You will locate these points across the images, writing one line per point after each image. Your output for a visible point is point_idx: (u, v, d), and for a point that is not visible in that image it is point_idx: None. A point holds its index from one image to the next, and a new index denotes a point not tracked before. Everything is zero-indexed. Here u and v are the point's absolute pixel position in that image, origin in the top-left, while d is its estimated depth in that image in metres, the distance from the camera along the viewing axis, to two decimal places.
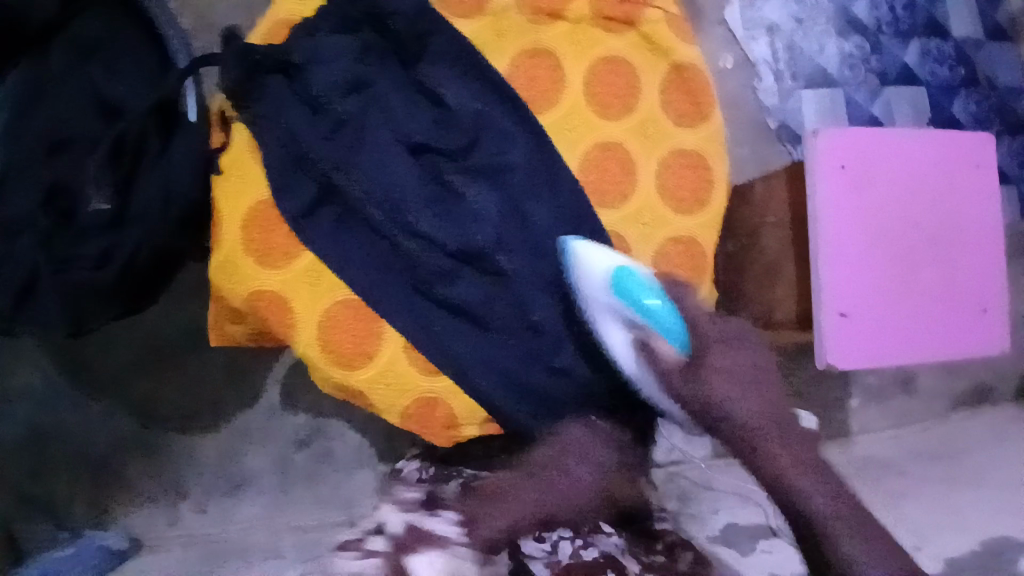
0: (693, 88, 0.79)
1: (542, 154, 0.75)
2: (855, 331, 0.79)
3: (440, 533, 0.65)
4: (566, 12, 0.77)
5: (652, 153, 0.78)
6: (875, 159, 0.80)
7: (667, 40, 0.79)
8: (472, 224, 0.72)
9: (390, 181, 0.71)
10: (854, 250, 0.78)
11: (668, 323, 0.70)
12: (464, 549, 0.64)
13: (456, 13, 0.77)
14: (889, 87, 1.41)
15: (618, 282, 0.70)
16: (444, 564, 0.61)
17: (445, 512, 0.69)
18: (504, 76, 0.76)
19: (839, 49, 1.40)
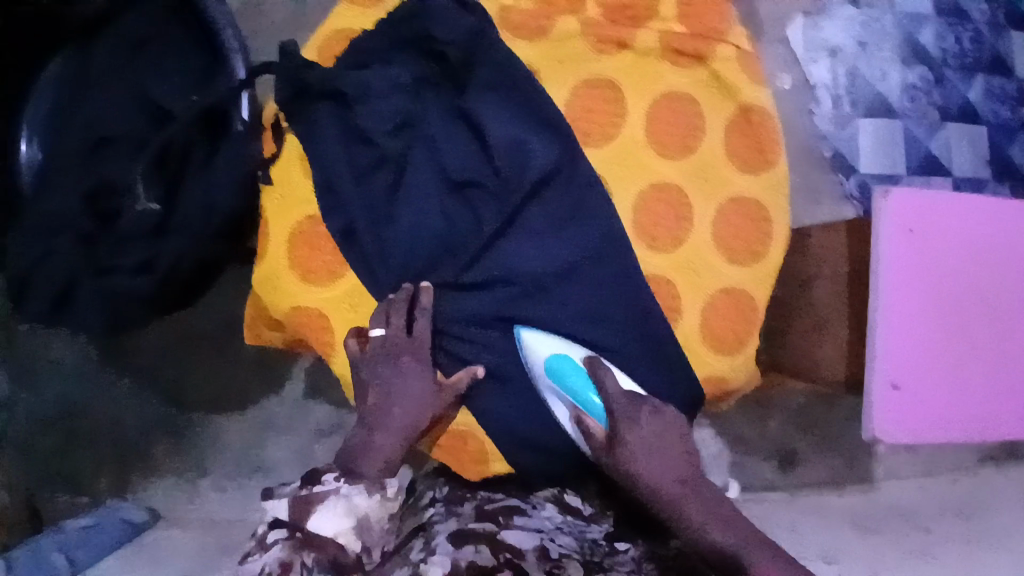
0: (758, 134, 0.74)
1: (588, 188, 0.73)
2: (905, 405, 0.75)
3: (320, 494, 0.60)
4: (633, 43, 0.73)
5: (708, 199, 0.74)
6: (944, 225, 0.76)
7: (736, 80, 0.74)
8: (508, 261, 0.71)
9: (425, 216, 0.71)
10: (914, 321, 0.75)
11: (595, 403, 0.69)
12: (358, 495, 0.60)
13: (516, 37, 0.73)
14: (950, 122, 1.33)
15: (552, 363, 0.69)
16: (346, 523, 0.58)
17: (319, 473, 0.62)
18: (559, 106, 0.73)
19: (901, 80, 1.32)
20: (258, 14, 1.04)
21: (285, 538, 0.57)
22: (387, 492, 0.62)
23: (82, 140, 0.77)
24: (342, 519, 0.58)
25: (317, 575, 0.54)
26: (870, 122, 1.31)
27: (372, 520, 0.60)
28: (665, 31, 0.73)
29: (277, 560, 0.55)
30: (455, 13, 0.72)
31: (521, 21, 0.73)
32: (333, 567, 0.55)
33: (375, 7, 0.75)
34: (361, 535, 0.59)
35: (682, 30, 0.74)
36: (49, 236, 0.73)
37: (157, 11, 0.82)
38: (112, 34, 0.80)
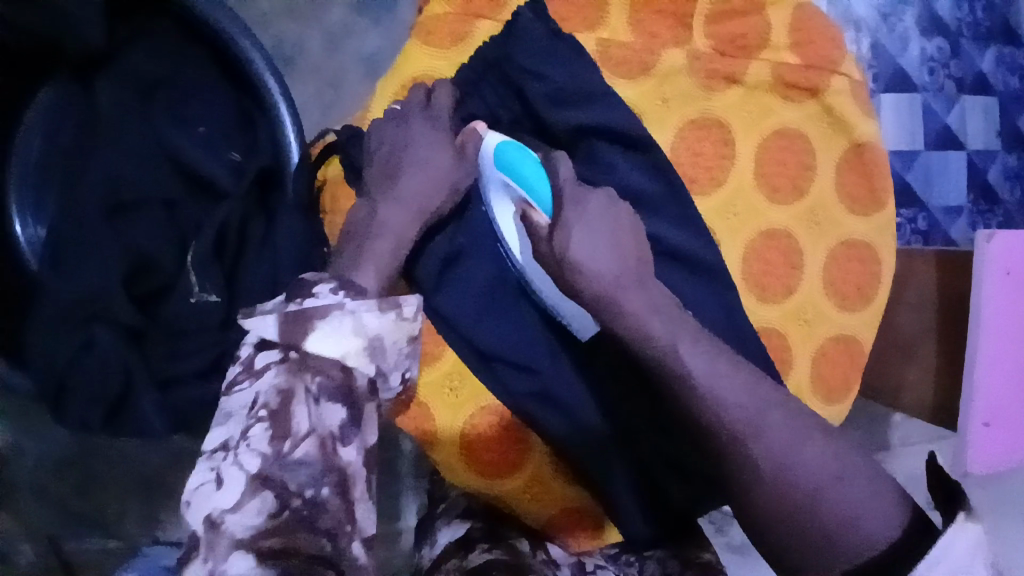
0: (870, 171, 0.70)
1: (694, 239, 0.65)
2: (999, 441, 0.77)
3: (315, 310, 0.46)
4: (744, 76, 0.66)
5: (820, 243, 0.70)
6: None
7: (850, 115, 0.68)
8: None
9: (385, 258, 0.53)
10: (1011, 361, 0.77)
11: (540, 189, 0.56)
12: (368, 312, 0.46)
13: (617, 74, 0.64)
14: (966, 94, 1.05)
15: (497, 153, 0.58)
16: (353, 345, 0.46)
17: (312, 283, 0.48)
18: (667, 152, 0.65)
19: (919, 52, 1.04)
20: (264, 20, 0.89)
21: (279, 360, 0.46)
22: (403, 311, 0.47)
23: (94, 201, 0.66)
24: (348, 340, 0.46)
25: (325, 401, 0.45)
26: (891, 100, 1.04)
27: (385, 341, 0.47)
28: (778, 61, 0.66)
29: (275, 387, 0.45)
30: (548, 45, 0.62)
31: (624, 55, 0.64)
32: (342, 392, 0.46)
33: (457, 45, 0.64)
34: (373, 357, 0.47)
35: (795, 58, 0.67)
36: (91, 327, 0.65)
37: (162, 34, 0.70)
38: (131, 69, 0.69)
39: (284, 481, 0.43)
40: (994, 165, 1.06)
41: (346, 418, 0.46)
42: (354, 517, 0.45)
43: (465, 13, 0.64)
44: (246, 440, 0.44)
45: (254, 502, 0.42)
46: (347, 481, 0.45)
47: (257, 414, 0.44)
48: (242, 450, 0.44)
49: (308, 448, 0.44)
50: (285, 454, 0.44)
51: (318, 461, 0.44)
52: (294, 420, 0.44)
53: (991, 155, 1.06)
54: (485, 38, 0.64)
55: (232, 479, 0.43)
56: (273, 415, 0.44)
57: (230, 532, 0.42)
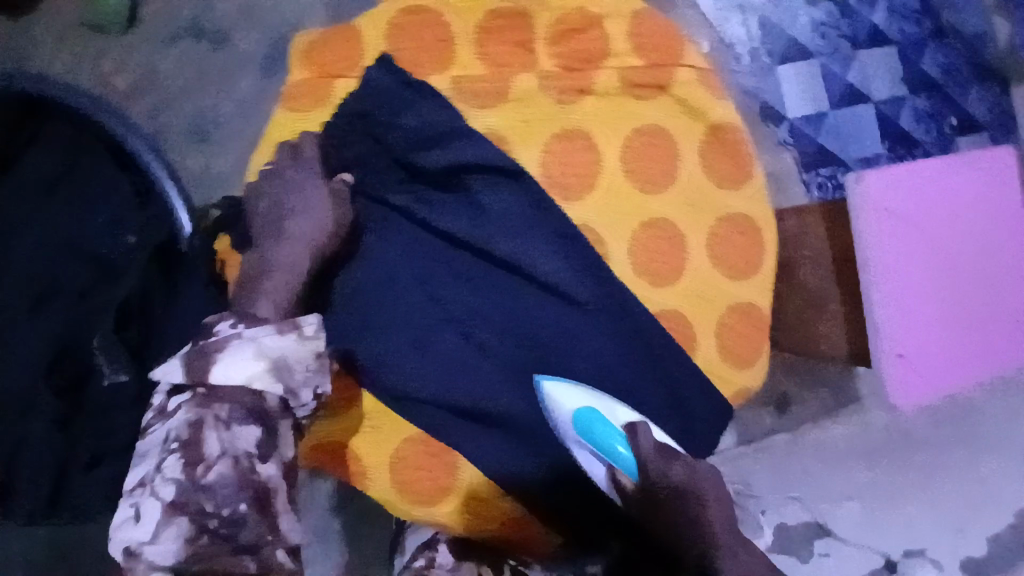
0: (731, 148, 0.75)
1: (572, 243, 0.69)
2: (907, 370, 0.86)
3: (218, 343, 0.51)
4: (593, 86, 0.71)
5: (701, 223, 0.74)
6: (926, 196, 0.86)
7: (700, 102, 0.74)
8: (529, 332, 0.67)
9: (278, 292, 0.57)
10: (910, 291, 0.85)
11: (622, 454, 0.64)
12: (268, 336, 0.51)
13: (477, 106, 0.69)
14: (862, 50, 1.08)
15: (581, 423, 0.65)
16: (257, 369, 0.51)
17: (213, 323, 0.53)
18: (535, 167, 0.69)
19: (808, 19, 1.08)
20: (175, 107, 0.98)
21: (189, 399, 0.51)
22: (303, 330, 0.53)
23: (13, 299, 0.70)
24: (250, 364, 0.50)
25: (237, 425, 0.50)
26: (789, 69, 1.08)
27: (289, 360, 0.52)
28: (622, 67, 0.72)
29: (185, 421, 0.50)
30: (403, 94, 0.67)
31: (478, 88, 0.69)
32: (253, 414, 0.51)
33: (320, 105, 0.68)
34: (279, 377, 0.52)
35: (638, 61, 0.72)
36: (22, 421, 0.69)
37: (52, 129, 0.73)
38: (28, 172, 0.72)
39: (201, 504, 0.48)
40: (903, 114, 1.08)
41: (262, 436, 0.51)
42: (277, 526, 0.50)
43: (323, 75, 0.69)
44: (160, 472, 0.49)
45: (168, 530, 0.47)
46: (267, 495, 0.51)
47: (168, 447, 0.49)
48: (157, 483, 0.48)
49: (220, 470, 0.49)
50: (199, 478, 0.48)
51: (234, 479, 0.49)
52: (207, 448, 0.49)
53: (899, 103, 1.08)
54: (343, 95, 0.68)
55: (149, 510, 0.48)
56: (184, 445, 0.49)
57: (149, 560, 0.47)
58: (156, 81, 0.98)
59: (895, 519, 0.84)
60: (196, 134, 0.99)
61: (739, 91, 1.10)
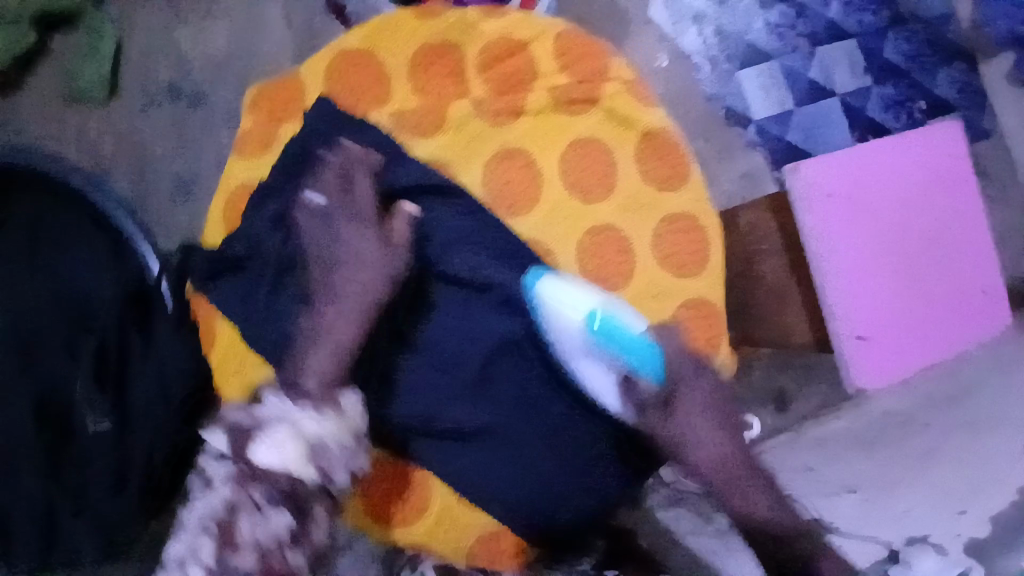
0: (667, 152, 0.78)
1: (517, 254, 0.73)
2: (872, 354, 0.86)
3: (260, 423, 0.55)
4: (526, 107, 0.75)
5: (645, 226, 0.77)
6: (867, 179, 0.87)
7: (631, 111, 0.77)
8: (482, 332, 0.72)
9: (329, 364, 0.61)
10: (860, 272, 0.86)
11: (641, 351, 0.64)
12: (305, 420, 0.55)
13: (417, 135, 0.73)
14: (822, 46, 1.13)
15: (591, 326, 0.66)
16: (294, 453, 0.54)
17: (262, 396, 0.58)
18: (478, 188, 0.74)
19: (764, 23, 1.12)
20: (157, 163, 1.04)
21: (230, 475, 0.55)
22: (340, 411, 0.57)
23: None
24: (288, 447, 0.54)
25: (270, 509, 0.55)
26: (752, 71, 1.12)
27: (325, 445, 0.55)
28: (550, 86, 0.75)
29: (225, 499, 0.55)
30: (344, 130, 0.71)
31: (416, 118, 0.73)
32: (287, 496, 0.55)
33: (267, 150, 0.73)
34: (314, 460, 0.55)
35: (565, 79, 0.76)
36: (11, 475, 0.70)
37: (36, 196, 0.80)
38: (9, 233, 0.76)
39: None
40: (871, 101, 1.13)
41: (292, 521, 0.55)
42: None
43: (270, 121, 0.73)
44: (197, 550, 0.55)
45: None
46: None
47: (207, 526, 0.55)
48: (195, 560, 0.55)
49: (248, 556, 0.54)
50: (230, 561, 0.54)
51: (258, 566, 0.54)
52: (240, 533, 0.54)
53: (864, 92, 1.12)
54: (290, 137, 0.72)
55: None
56: (222, 526, 0.55)
57: None
58: (137, 141, 1.04)
59: (890, 511, 0.72)
60: (181, 189, 1.04)
61: (702, 96, 1.12)
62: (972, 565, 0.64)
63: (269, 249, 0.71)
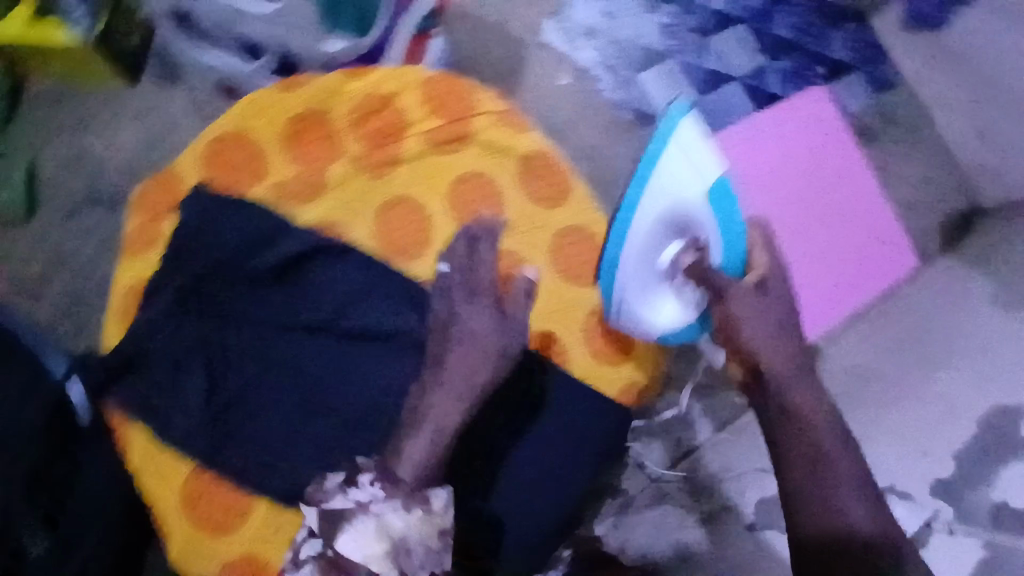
0: (546, 171, 0.81)
1: (415, 300, 0.74)
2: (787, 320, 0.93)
3: (350, 510, 0.62)
4: (402, 155, 0.78)
5: (539, 245, 0.80)
6: (745, 163, 0.93)
7: (504, 140, 0.80)
8: (394, 385, 0.73)
9: (423, 452, 0.68)
10: None
11: (741, 243, 0.65)
12: (391, 514, 0.61)
13: (300, 204, 0.76)
14: (714, 35, 1.07)
15: (714, 195, 0.64)
16: (378, 547, 0.61)
17: (361, 471, 0.65)
18: (369, 242, 0.76)
19: (654, 25, 1.09)
20: (53, 276, 0.98)
21: (324, 554, 0.63)
22: (428, 507, 0.63)
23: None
24: (373, 542, 0.61)
25: None
26: (649, 74, 1.07)
27: (407, 542, 0.61)
28: (424, 131, 0.78)
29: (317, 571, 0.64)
30: (224, 211, 0.73)
31: (295, 188, 0.76)
32: None
33: (152, 247, 0.75)
34: (394, 558, 0.60)
35: (437, 122, 0.79)
36: None
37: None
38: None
39: None
40: (771, 82, 1.06)
41: None
42: None
43: (152, 218, 0.76)
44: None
45: None
46: None
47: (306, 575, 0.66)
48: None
49: None
50: None
51: None
52: None
53: (761, 73, 1.07)
54: (170, 229, 0.75)
55: None
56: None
57: None
58: (31, 258, 0.98)
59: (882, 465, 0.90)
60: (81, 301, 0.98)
61: (610, 106, 1.08)
62: (941, 506, 0.87)
63: (161, 345, 0.72)
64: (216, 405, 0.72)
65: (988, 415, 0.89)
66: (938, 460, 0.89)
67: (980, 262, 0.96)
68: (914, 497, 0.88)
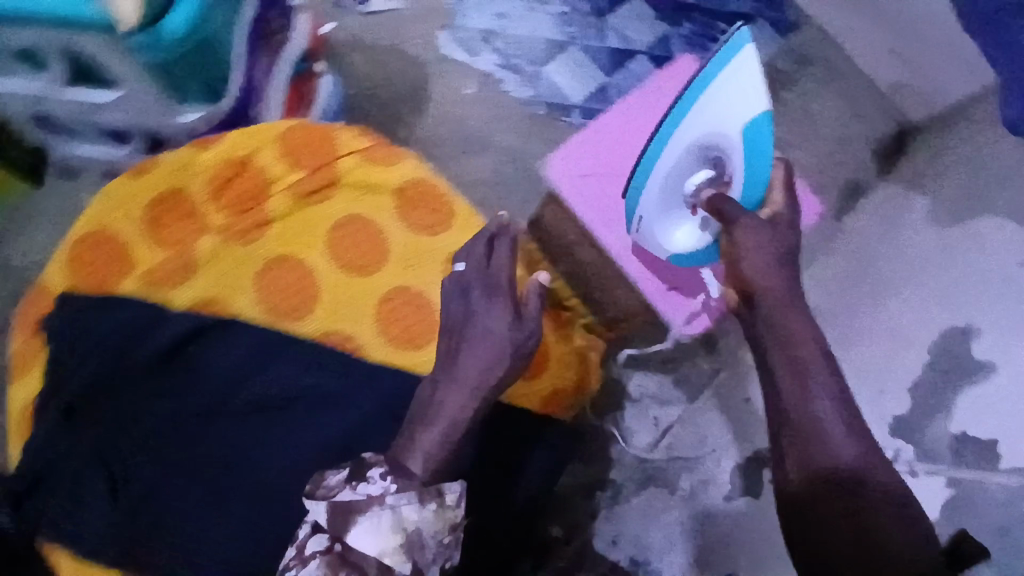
0: (423, 198, 0.79)
1: (309, 359, 0.75)
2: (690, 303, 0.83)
3: (365, 500, 0.59)
4: (269, 215, 0.76)
5: (429, 276, 0.78)
6: (613, 142, 0.84)
7: (372, 176, 0.77)
8: (304, 445, 0.73)
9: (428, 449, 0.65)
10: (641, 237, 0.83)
11: (760, 180, 0.72)
12: (406, 505, 0.60)
13: (175, 288, 0.75)
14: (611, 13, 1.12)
15: (754, 128, 0.68)
16: (393, 540, 0.58)
17: (371, 465, 0.63)
18: (253, 311, 0.75)
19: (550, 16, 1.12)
20: None
21: (326, 552, 0.58)
22: (443, 500, 0.61)
23: None
24: (389, 532, 0.58)
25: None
26: (555, 65, 1.10)
27: (422, 536, 0.60)
28: (286, 186, 0.76)
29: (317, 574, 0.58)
30: (98, 309, 0.72)
31: (165, 274, 0.74)
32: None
33: (31, 367, 0.73)
34: (407, 547, 0.59)
35: (298, 174, 0.76)
36: None
37: None
38: None
39: None
40: (675, 48, 1.10)
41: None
42: None
43: (29, 334, 0.73)
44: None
45: None
46: None
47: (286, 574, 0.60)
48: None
49: None
50: None
51: None
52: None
53: (664, 40, 1.10)
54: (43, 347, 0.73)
55: None
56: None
57: None
58: None
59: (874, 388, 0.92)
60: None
61: (521, 105, 1.10)
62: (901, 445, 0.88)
63: (59, 460, 0.71)
64: (127, 507, 0.71)
65: (942, 339, 0.90)
66: (894, 398, 0.90)
67: (912, 179, 1.00)
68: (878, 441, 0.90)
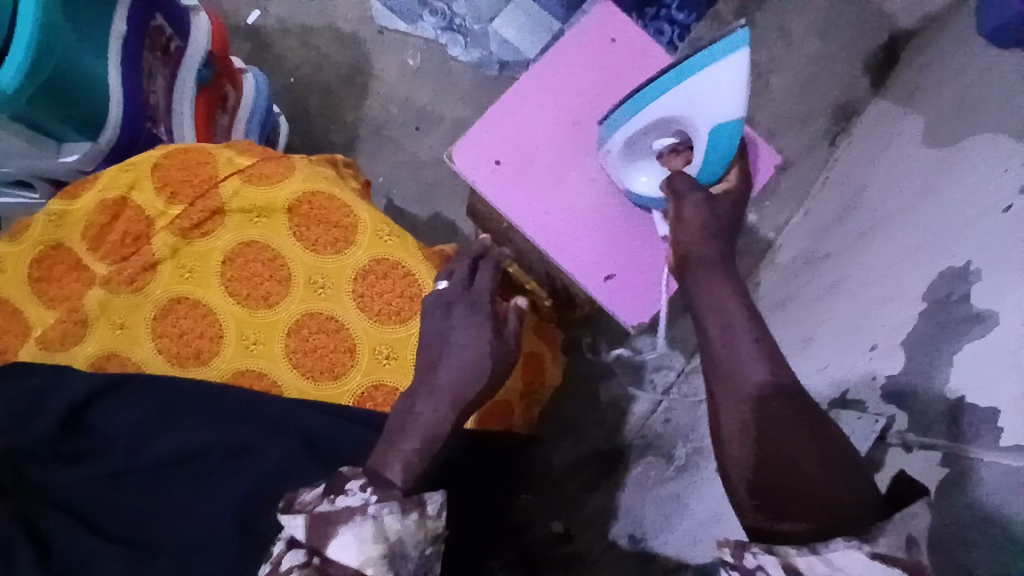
0: (322, 215, 0.73)
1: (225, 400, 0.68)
2: (626, 290, 0.77)
3: (348, 509, 0.53)
4: (156, 255, 0.70)
5: (339, 296, 0.72)
6: (526, 123, 0.77)
7: (263, 198, 0.72)
8: (241, 489, 0.65)
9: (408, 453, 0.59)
10: (568, 220, 0.76)
11: (715, 171, 0.68)
12: (389, 514, 0.52)
13: (71, 345, 0.69)
14: None
15: (723, 130, 0.65)
16: (373, 552, 0.51)
17: (348, 477, 0.56)
18: (156, 356, 0.70)
19: None
20: None
21: (302, 568, 0.51)
22: (426, 509, 0.53)
23: None
24: (369, 546, 0.51)
25: None
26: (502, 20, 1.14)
27: (404, 547, 0.52)
28: (170, 222, 0.71)
29: None
30: None
31: (58, 333, 0.69)
32: None
33: None
34: (391, 562, 0.51)
35: (180, 207, 0.72)
36: None
37: None
38: None
39: None
40: None
41: None
42: None
43: None
44: None
45: None
46: None
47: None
48: None
49: None
50: None
51: None
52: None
53: None
54: None
55: None
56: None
57: None
58: None
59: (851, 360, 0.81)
60: None
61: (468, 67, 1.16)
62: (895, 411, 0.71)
63: None
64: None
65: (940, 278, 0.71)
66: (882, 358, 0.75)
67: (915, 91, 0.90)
68: (869, 408, 0.75)
